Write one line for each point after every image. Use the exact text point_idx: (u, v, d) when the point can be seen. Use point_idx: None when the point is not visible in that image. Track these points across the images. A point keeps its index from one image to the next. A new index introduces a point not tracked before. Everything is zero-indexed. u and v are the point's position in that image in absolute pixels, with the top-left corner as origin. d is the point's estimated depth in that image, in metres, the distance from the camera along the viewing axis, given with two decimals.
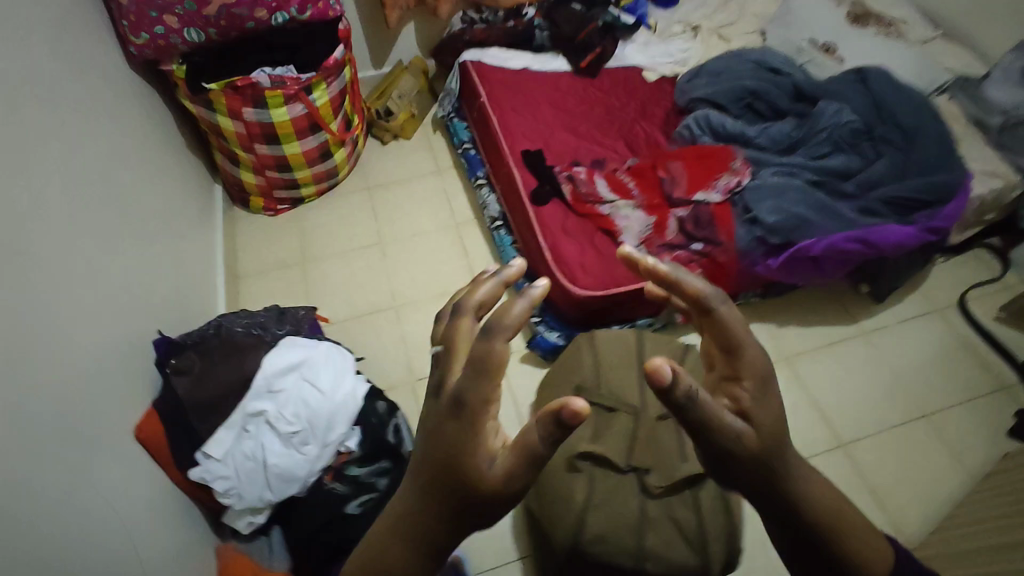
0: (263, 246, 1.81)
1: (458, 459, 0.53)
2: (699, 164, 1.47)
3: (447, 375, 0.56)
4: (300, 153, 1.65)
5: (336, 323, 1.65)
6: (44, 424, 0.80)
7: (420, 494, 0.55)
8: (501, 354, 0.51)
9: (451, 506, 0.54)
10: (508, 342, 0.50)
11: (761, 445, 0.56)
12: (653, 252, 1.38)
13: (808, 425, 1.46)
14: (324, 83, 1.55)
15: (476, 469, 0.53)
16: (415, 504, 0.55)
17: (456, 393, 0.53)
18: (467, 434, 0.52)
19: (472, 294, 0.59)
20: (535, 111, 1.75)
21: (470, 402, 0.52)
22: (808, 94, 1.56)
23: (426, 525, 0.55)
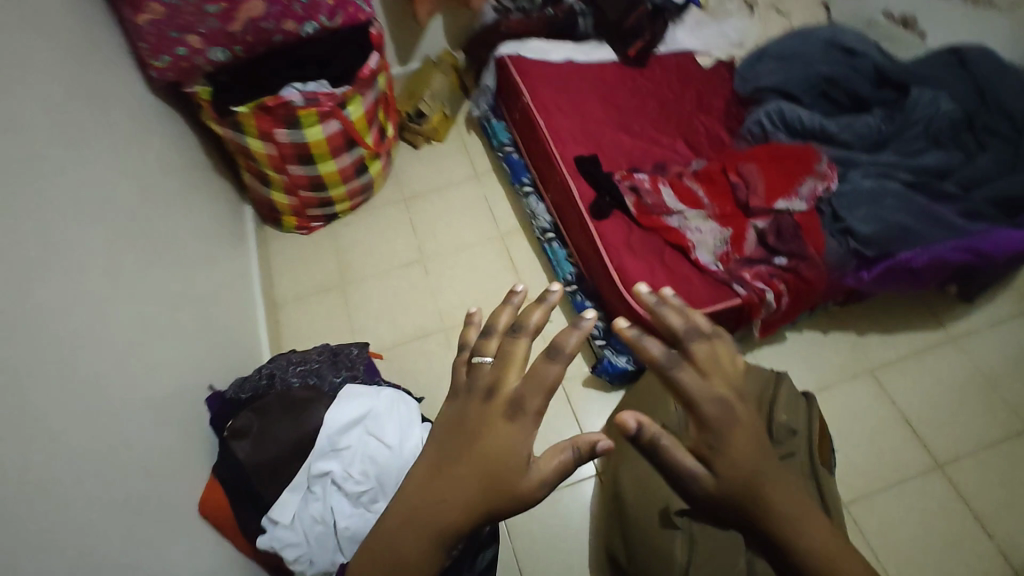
0: (300, 268, 1.71)
1: (499, 459, 0.59)
2: (776, 166, 1.33)
3: (501, 383, 0.62)
4: (335, 171, 1.54)
5: (384, 350, 1.56)
6: (92, 523, 0.73)
7: (454, 483, 0.59)
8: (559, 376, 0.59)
9: (479, 502, 0.59)
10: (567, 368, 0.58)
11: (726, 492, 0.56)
12: (732, 269, 1.27)
13: (902, 445, 1.34)
14: (359, 97, 1.42)
15: (516, 473, 0.59)
16: (446, 495, 0.59)
17: (513, 399, 0.60)
18: (514, 441, 0.59)
19: (531, 316, 0.64)
20: (583, 109, 1.62)
21: (522, 410, 0.59)
22: (893, 78, 1.40)
23: (454, 516, 0.59)
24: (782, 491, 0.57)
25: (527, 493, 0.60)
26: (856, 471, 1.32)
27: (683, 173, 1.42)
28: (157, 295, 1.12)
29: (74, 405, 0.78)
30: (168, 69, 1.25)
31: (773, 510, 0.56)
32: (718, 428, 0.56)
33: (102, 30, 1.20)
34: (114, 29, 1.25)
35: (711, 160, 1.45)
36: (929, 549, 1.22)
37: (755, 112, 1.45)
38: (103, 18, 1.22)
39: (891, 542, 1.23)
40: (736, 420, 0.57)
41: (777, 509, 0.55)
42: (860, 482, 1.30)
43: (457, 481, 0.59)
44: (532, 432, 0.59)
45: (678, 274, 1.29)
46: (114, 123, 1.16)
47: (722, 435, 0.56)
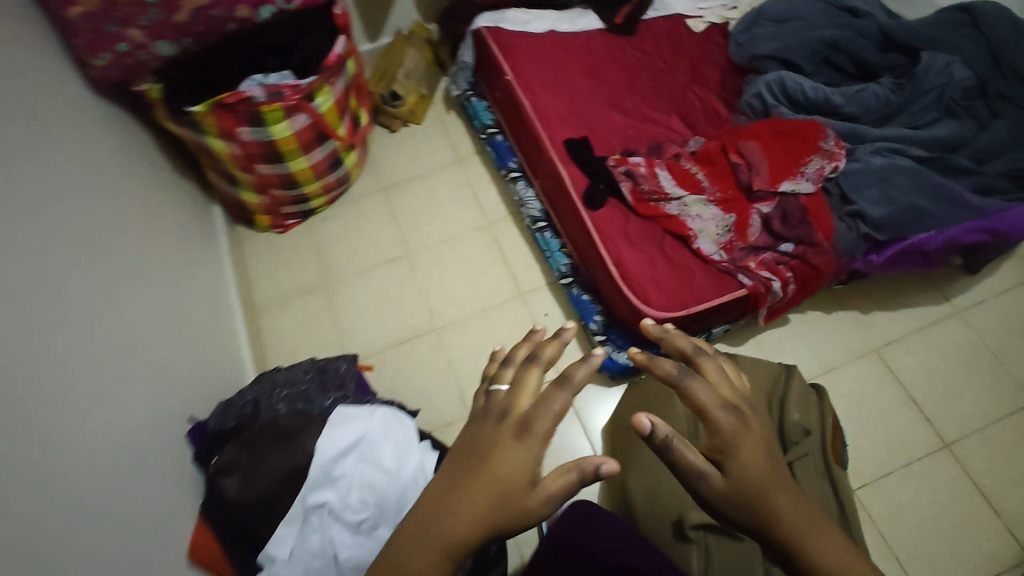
0: (278, 270, 1.62)
1: (508, 476, 0.54)
2: (779, 144, 1.25)
3: (512, 403, 0.58)
4: (307, 168, 1.43)
5: (375, 354, 1.49)
6: None
7: (463, 498, 0.55)
8: (565, 402, 0.56)
9: (483, 519, 0.54)
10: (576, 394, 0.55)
11: (739, 493, 0.54)
12: (736, 259, 1.21)
13: (908, 427, 1.32)
14: (327, 86, 1.30)
15: (523, 491, 0.54)
16: (453, 510, 0.55)
17: (524, 417, 0.56)
18: (522, 456, 0.55)
19: (545, 347, 0.62)
20: (570, 86, 1.51)
21: (534, 428, 0.55)
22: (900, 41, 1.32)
23: (455, 534, 0.54)
24: (795, 500, 0.55)
25: (531, 510, 0.54)
26: (863, 455, 1.30)
27: (682, 155, 1.33)
28: (122, 324, 1.03)
29: (34, 474, 0.71)
30: (111, 67, 1.12)
31: (788, 517, 0.54)
32: (731, 430, 0.56)
33: (30, 28, 1.06)
34: (44, 25, 1.11)
35: (709, 137, 1.37)
36: (937, 530, 1.22)
37: (755, 83, 1.35)
38: (29, 12, 1.08)
39: (899, 525, 1.23)
40: (747, 424, 0.57)
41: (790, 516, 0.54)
42: (868, 465, 1.29)
43: (462, 496, 0.55)
44: (541, 453, 0.55)
45: (679, 265, 1.23)
46: (55, 135, 1.04)
47: (735, 438, 0.56)
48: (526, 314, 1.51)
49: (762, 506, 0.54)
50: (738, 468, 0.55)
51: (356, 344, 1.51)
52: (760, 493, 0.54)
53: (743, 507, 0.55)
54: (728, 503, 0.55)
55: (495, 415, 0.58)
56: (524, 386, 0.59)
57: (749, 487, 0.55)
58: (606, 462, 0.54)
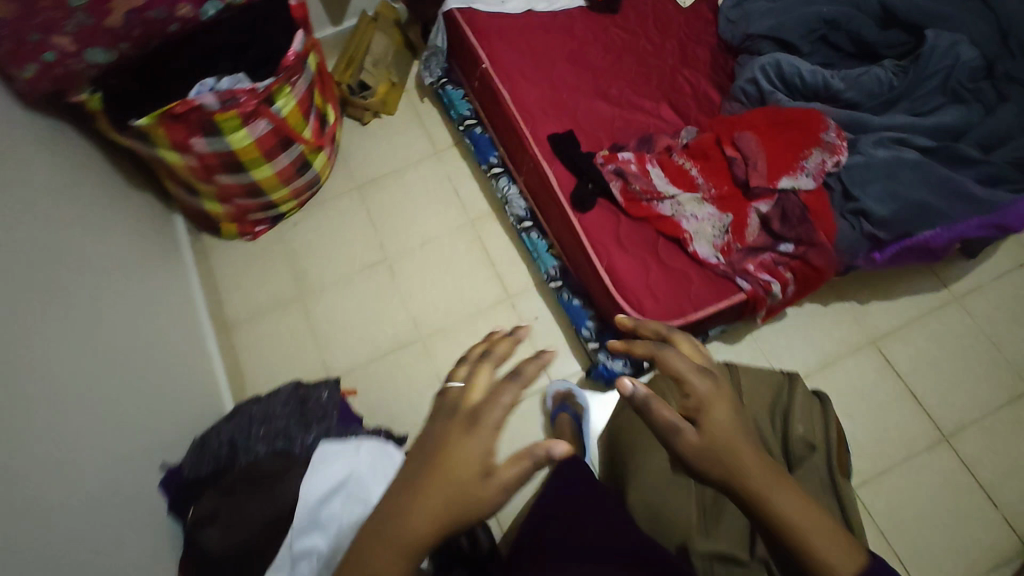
0: (250, 281, 1.53)
1: (462, 472, 0.49)
2: (776, 135, 1.18)
3: (462, 395, 0.53)
4: (273, 175, 1.32)
5: (359, 369, 1.42)
6: None
7: (416, 498, 0.49)
8: (518, 394, 0.51)
9: (442, 520, 0.49)
10: (529, 387, 0.51)
11: (711, 447, 0.57)
12: (734, 261, 1.15)
13: (907, 421, 1.30)
14: (287, 87, 1.18)
15: (479, 485, 0.49)
16: (408, 512, 0.49)
17: (475, 408, 0.51)
18: (477, 449, 0.49)
19: (495, 346, 0.58)
20: (552, 74, 1.41)
21: (487, 417, 0.50)
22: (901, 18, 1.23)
23: (413, 536, 0.48)
24: (763, 456, 0.57)
25: (488, 502, 0.49)
26: (863, 451, 1.28)
27: (673, 149, 1.25)
28: (80, 368, 0.95)
29: None
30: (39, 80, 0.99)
31: (756, 470, 0.56)
32: (700, 384, 0.60)
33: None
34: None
35: (702, 128, 1.29)
36: (938, 525, 1.21)
37: (749, 67, 1.26)
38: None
39: (900, 521, 1.22)
40: (715, 380, 0.61)
41: (759, 467, 0.56)
42: (867, 462, 1.27)
43: (415, 497, 0.49)
44: (497, 444, 0.50)
45: (675, 270, 1.17)
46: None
47: (702, 392, 0.60)
48: (514, 319, 1.45)
49: (732, 460, 0.56)
50: (708, 420, 0.58)
51: (338, 358, 1.43)
52: (731, 446, 0.57)
53: (716, 463, 0.56)
54: (701, 457, 0.57)
55: (439, 410, 0.53)
56: (473, 382, 0.54)
57: (721, 444, 0.57)
58: (562, 445, 0.52)
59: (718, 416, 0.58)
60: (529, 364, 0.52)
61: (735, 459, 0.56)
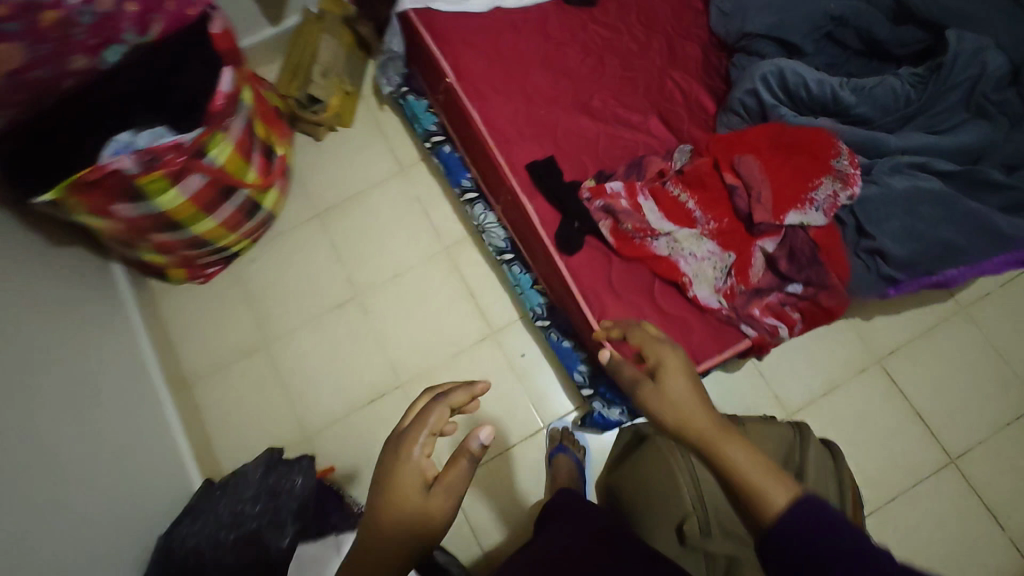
0: (208, 329, 1.39)
1: (397, 477, 0.60)
2: (781, 160, 1.05)
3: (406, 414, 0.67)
4: (217, 227, 1.16)
5: (337, 423, 1.32)
6: None
7: (371, 501, 0.61)
8: (439, 413, 0.63)
9: (398, 527, 0.59)
10: (444, 409, 0.63)
11: (659, 391, 0.66)
12: (738, 306, 1.04)
13: (913, 444, 1.26)
14: (220, 132, 1.01)
15: (409, 488, 0.60)
16: (371, 515, 0.61)
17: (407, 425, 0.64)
18: (412, 466, 0.61)
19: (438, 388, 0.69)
20: (526, 85, 1.23)
21: (418, 423, 0.63)
22: (918, 13, 1.09)
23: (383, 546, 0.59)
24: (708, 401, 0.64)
25: (432, 510, 0.60)
26: (869, 479, 1.24)
27: (667, 177, 1.12)
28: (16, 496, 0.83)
29: None
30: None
31: (702, 416, 0.62)
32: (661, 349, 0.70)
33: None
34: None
35: (697, 147, 1.15)
36: (944, 553, 1.19)
37: (749, 76, 1.11)
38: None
39: (906, 549, 1.20)
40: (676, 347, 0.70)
41: (695, 404, 0.63)
42: (872, 490, 1.24)
43: (374, 511, 0.60)
44: (424, 449, 0.62)
45: (674, 317, 1.06)
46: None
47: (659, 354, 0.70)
48: (501, 357, 1.35)
49: (688, 418, 0.62)
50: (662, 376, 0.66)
51: (312, 413, 1.32)
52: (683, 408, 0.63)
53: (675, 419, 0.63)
54: (658, 405, 0.65)
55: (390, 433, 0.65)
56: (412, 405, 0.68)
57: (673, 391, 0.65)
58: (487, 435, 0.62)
59: (672, 378, 0.66)
60: (456, 391, 0.64)
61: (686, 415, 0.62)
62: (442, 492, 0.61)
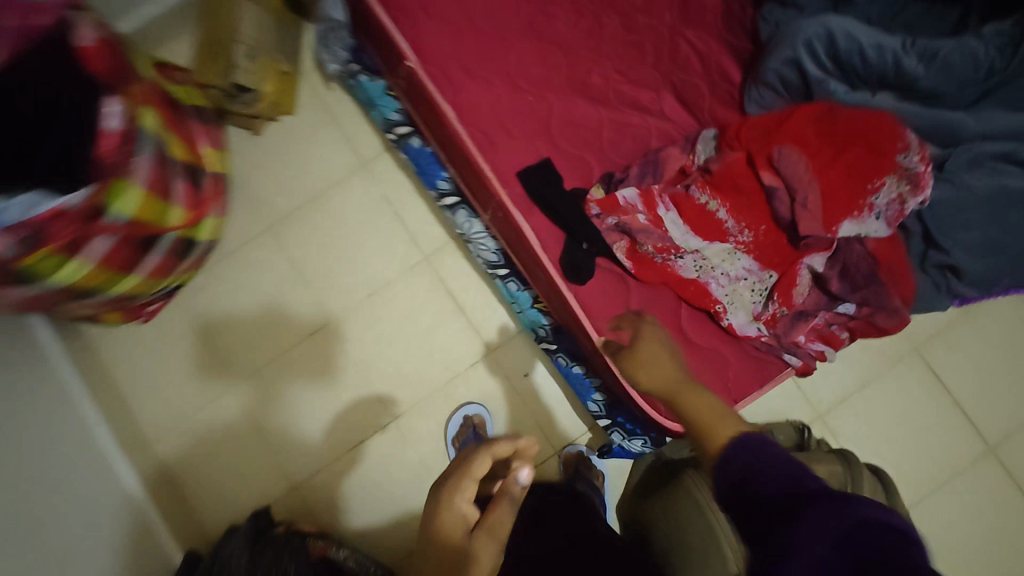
0: (160, 378, 1.20)
1: (446, 521, 0.70)
2: (832, 151, 0.85)
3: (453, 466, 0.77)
4: (144, 280, 0.94)
5: (328, 469, 1.18)
6: None
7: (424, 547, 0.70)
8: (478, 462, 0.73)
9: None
10: (478, 458, 0.73)
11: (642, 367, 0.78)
12: (781, 334, 0.89)
13: (949, 434, 1.18)
14: (121, 180, 0.78)
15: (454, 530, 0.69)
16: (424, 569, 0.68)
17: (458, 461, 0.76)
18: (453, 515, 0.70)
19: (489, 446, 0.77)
20: (508, 61, 0.99)
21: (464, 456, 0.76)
22: None
23: None
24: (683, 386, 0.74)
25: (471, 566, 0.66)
26: (904, 477, 1.17)
27: (690, 178, 0.92)
28: None
29: None
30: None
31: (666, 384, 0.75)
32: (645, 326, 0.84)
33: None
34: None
35: (726, 133, 0.93)
36: (983, 544, 1.15)
37: (789, 37, 0.88)
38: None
39: (945, 545, 1.15)
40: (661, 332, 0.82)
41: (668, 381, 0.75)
42: (909, 489, 1.17)
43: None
44: (464, 492, 0.72)
45: (705, 349, 0.92)
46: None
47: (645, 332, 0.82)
48: (501, 379, 1.21)
49: (663, 378, 0.76)
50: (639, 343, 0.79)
51: (300, 460, 1.19)
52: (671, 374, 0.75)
53: (649, 375, 0.77)
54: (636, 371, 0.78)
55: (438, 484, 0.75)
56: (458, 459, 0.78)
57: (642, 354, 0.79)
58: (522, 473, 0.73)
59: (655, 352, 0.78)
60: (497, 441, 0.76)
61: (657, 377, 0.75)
62: (485, 535, 0.69)
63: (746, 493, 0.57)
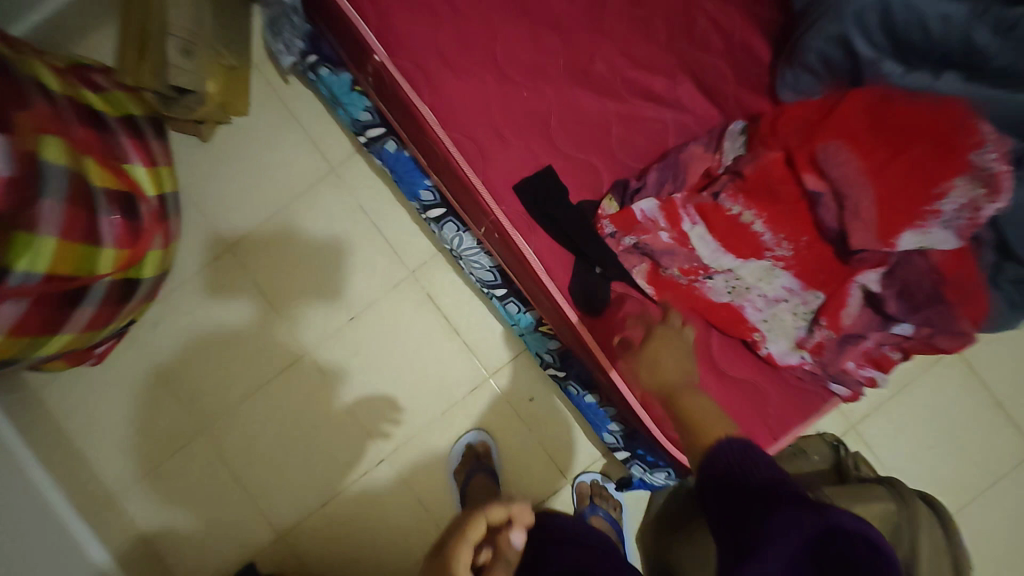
0: (115, 430, 1.05)
1: None
2: (888, 147, 0.72)
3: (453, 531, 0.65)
4: (77, 335, 0.79)
5: (315, 517, 1.06)
6: None
7: None
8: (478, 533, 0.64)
9: None
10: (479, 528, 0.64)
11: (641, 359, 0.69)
12: (827, 362, 0.78)
13: (993, 438, 1.09)
14: (27, 232, 0.63)
15: None
16: None
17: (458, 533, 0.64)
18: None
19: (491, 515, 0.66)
20: (495, 49, 0.83)
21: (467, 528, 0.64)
22: None
23: None
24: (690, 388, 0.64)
25: None
26: (944, 486, 1.08)
27: (717, 185, 0.78)
28: None
29: None
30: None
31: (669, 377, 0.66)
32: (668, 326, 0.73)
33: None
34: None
35: (759, 126, 0.79)
36: None
37: (833, 11, 0.75)
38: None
39: (989, 556, 1.07)
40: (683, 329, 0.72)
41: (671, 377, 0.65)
42: (949, 498, 1.08)
43: None
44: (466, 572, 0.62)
45: (742, 382, 0.80)
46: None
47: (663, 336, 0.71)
48: (501, 404, 1.08)
49: (667, 372, 0.66)
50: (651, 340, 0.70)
51: (282, 510, 1.06)
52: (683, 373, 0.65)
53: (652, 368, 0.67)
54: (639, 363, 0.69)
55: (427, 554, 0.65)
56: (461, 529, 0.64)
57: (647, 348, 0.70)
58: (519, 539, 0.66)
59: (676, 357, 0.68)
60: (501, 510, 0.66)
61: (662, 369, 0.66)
62: None
63: (727, 493, 0.51)
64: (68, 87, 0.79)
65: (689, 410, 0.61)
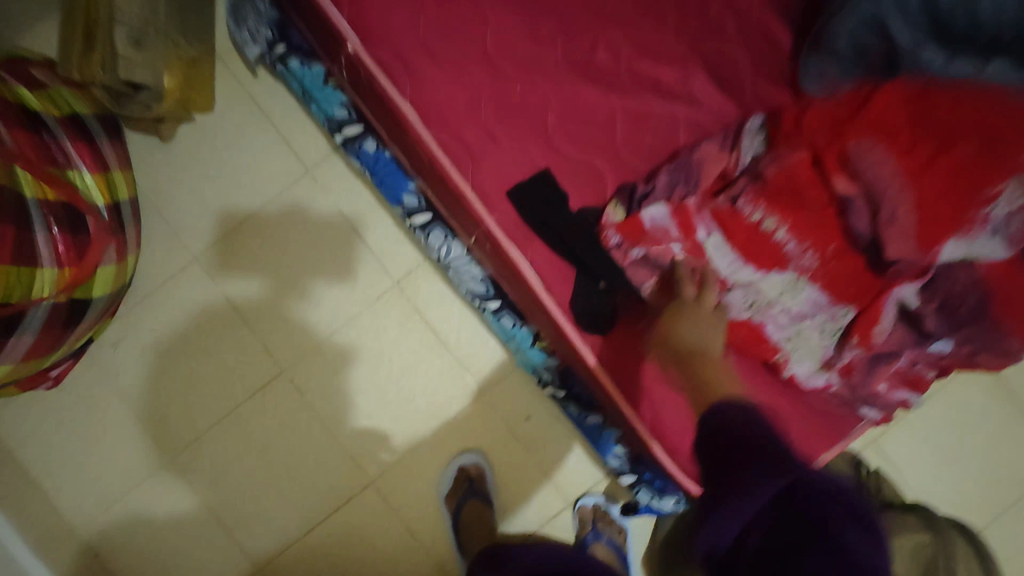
0: (73, 458, 0.96)
1: None
2: (928, 146, 0.64)
3: None
4: (18, 364, 0.71)
5: (295, 547, 0.98)
6: None
7: None
8: None
9: None
10: None
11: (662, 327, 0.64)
12: (857, 385, 0.70)
13: (1020, 452, 1.02)
14: None
15: None
16: None
17: None
18: None
19: None
20: (485, 38, 0.74)
21: None
22: None
23: None
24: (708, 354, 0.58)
25: None
26: (968, 502, 1.01)
27: (736, 189, 0.71)
28: None
29: None
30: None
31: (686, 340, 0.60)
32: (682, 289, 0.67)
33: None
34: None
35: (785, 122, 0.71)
36: None
37: None
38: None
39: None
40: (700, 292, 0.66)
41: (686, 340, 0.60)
42: (974, 515, 1.01)
43: None
44: None
45: None
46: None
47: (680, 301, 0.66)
48: (496, 423, 1.01)
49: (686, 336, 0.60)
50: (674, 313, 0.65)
51: (257, 542, 0.98)
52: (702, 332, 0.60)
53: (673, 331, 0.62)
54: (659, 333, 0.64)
55: None
56: None
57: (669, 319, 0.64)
58: None
59: (696, 319, 0.63)
60: None
61: (682, 332, 0.60)
62: None
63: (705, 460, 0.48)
64: (2, 87, 0.72)
65: (703, 370, 0.55)
